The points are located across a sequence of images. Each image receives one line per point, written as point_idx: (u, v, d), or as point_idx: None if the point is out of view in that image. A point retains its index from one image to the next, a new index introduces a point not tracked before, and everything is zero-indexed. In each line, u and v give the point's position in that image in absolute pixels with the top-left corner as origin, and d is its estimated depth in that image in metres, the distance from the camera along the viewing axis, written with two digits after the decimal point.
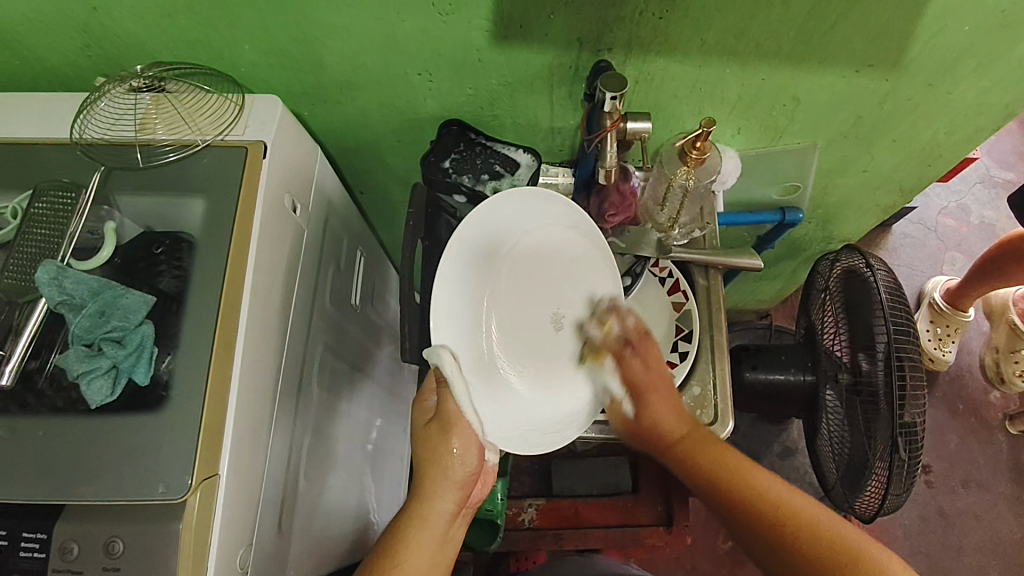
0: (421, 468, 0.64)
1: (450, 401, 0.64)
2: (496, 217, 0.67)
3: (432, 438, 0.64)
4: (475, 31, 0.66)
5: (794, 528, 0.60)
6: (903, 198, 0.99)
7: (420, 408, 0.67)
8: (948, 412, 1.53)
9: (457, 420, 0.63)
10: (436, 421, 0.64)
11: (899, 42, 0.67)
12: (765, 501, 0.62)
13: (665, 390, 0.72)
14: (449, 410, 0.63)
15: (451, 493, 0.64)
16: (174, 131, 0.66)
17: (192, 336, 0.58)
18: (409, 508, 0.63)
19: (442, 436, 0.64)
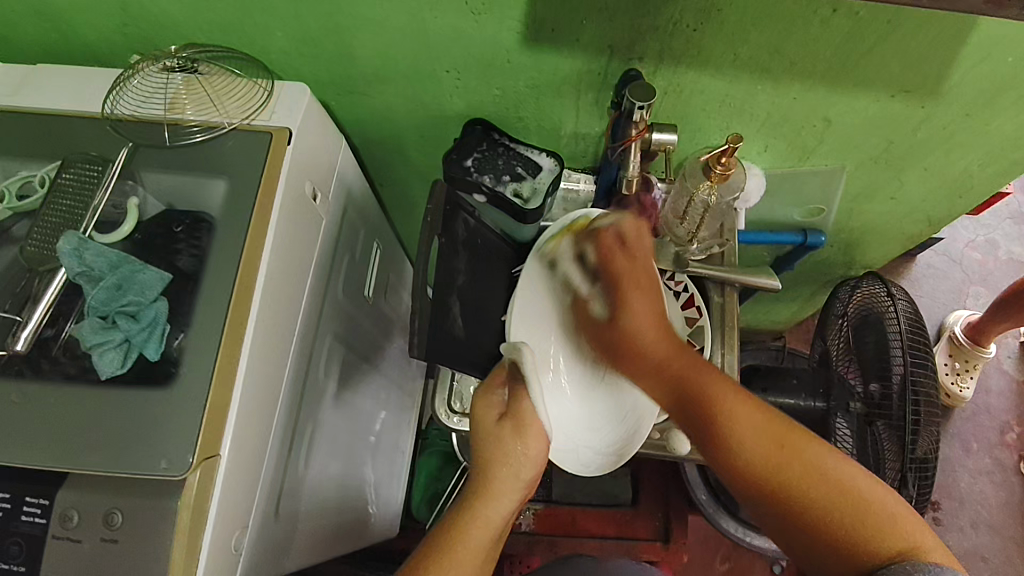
0: (486, 467, 0.62)
1: (523, 399, 0.62)
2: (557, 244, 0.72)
3: (505, 436, 0.61)
4: (506, 32, 0.65)
5: (810, 485, 0.55)
6: (930, 228, 0.97)
7: (484, 403, 0.64)
8: (962, 449, 1.50)
9: (530, 423, 0.62)
10: (512, 419, 0.62)
11: (936, 70, 0.65)
12: (776, 450, 0.56)
13: (653, 322, 0.65)
14: (525, 408, 0.62)
15: (511, 492, 0.62)
16: (202, 113, 0.66)
17: (205, 315, 0.58)
18: (468, 509, 0.61)
19: (511, 437, 0.61)
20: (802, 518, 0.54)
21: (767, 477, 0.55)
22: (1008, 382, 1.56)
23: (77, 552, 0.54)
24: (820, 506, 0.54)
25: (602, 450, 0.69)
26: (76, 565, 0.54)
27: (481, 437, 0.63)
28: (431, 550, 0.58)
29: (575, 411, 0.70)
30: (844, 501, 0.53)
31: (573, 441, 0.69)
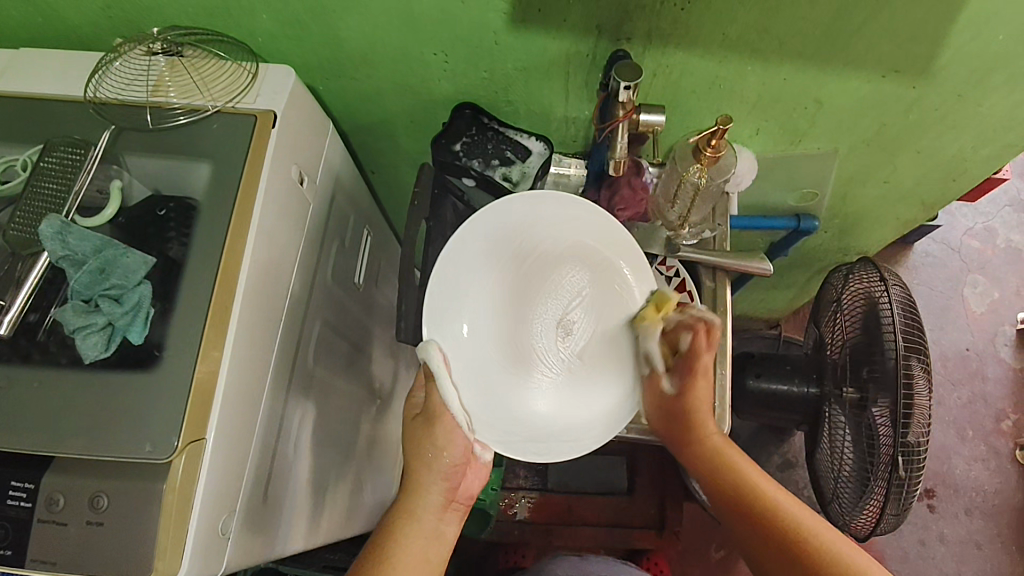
0: (409, 466, 0.66)
1: (434, 395, 0.65)
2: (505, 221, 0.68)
3: (417, 431, 0.65)
4: (493, 12, 0.65)
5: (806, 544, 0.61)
6: (924, 213, 0.96)
7: (409, 403, 0.69)
8: (958, 437, 1.50)
9: (440, 413, 0.64)
10: (422, 415, 0.66)
11: (928, 50, 0.65)
12: (745, 505, 0.66)
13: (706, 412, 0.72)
14: (435, 403, 0.64)
15: (435, 487, 0.65)
16: (187, 97, 0.66)
17: (189, 300, 0.58)
18: (397, 506, 0.65)
19: (427, 428, 0.65)
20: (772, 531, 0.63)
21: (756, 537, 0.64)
22: (1005, 371, 1.56)
23: (63, 536, 0.54)
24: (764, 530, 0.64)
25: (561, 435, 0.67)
26: (63, 547, 0.54)
27: (405, 436, 0.67)
28: (371, 557, 0.62)
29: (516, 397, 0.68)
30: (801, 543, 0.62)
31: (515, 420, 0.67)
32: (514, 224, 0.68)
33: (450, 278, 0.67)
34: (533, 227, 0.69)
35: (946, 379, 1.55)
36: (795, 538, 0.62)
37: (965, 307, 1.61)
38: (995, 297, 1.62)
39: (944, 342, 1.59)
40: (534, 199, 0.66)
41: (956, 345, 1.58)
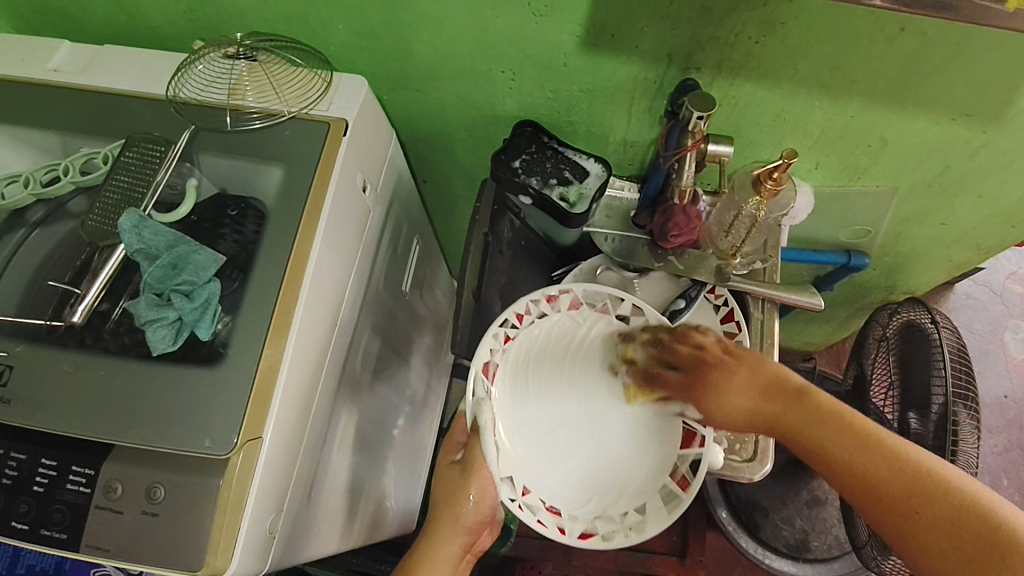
0: (437, 511, 0.64)
1: (477, 450, 0.63)
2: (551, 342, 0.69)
3: (454, 480, 0.64)
4: (566, 34, 0.66)
5: (934, 513, 0.48)
6: (978, 257, 0.94)
7: (449, 447, 0.68)
8: (992, 486, 1.47)
9: (479, 467, 0.62)
10: (460, 463, 0.64)
11: (1000, 96, 0.64)
12: (856, 433, 0.53)
13: (754, 375, 0.60)
14: (476, 455, 0.63)
15: (457, 538, 0.63)
16: (263, 100, 0.67)
17: (254, 301, 0.59)
18: (419, 549, 0.63)
19: (461, 481, 0.63)
20: (853, 476, 0.52)
21: (896, 503, 0.50)
22: None
23: (118, 524, 0.55)
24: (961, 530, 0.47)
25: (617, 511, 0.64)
26: (117, 535, 0.55)
27: (438, 481, 0.66)
28: None
29: (563, 487, 0.64)
30: (905, 471, 0.50)
31: (574, 504, 0.64)
32: (559, 333, 0.70)
33: (522, 374, 0.67)
34: (613, 491, 0.64)
35: (983, 426, 1.52)
36: (913, 473, 0.50)
37: (1005, 353, 1.58)
38: None
39: (982, 388, 1.55)
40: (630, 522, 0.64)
41: (994, 392, 1.55)
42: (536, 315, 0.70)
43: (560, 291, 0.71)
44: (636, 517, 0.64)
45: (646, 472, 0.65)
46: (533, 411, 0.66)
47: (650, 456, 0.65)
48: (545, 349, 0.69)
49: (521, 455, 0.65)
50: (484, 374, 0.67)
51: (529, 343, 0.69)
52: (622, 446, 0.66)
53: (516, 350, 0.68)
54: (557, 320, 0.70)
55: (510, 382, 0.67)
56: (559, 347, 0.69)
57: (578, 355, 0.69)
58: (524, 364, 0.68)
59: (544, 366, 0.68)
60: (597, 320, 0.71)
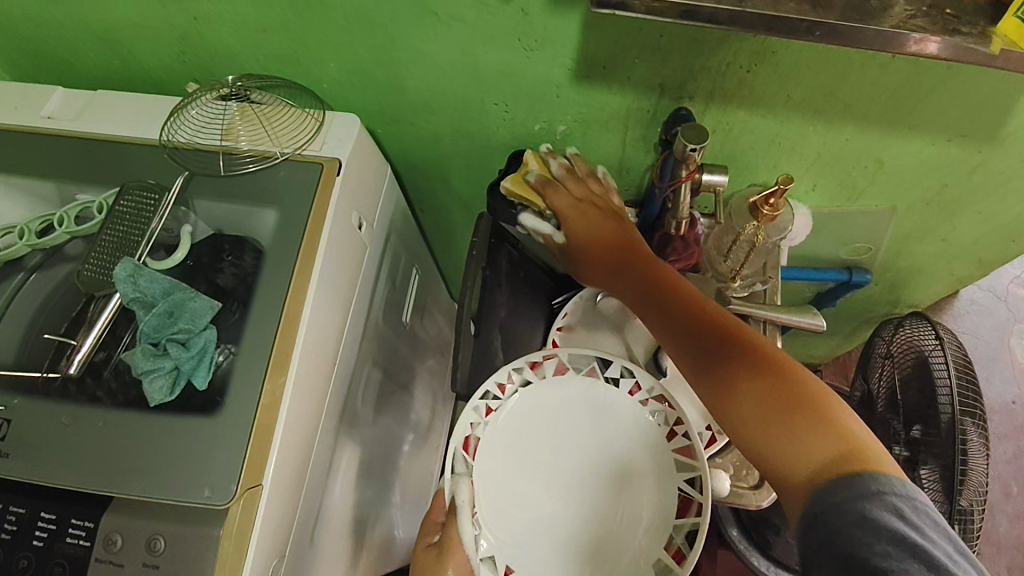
0: None
1: (453, 532, 0.60)
2: (536, 411, 0.64)
3: (430, 562, 0.61)
4: (558, 68, 0.66)
5: (808, 437, 0.49)
6: (980, 271, 0.93)
7: (430, 519, 0.64)
8: (1004, 494, 1.45)
9: (455, 550, 0.60)
10: (436, 546, 0.61)
11: (996, 116, 0.63)
12: (795, 396, 0.51)
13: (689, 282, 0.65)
14: (453, 540, 0.60)
15: None
16: (256, 143, 0.67)
17: (251, 347, 0.59)
18: None
19: (436, 563, 0.61)
20: (759, 408, 0.51)
21: (779, 417, 0.50)
22: None
23: None
24: (827, 451, 0.48)
25: None
26: None
27: (416, 560, 0.63)
28: None
29: (549, 569, 0.59)
30: (809, 410, 0.50)
31: None
32: (541, 402, 0.64)
33: (504, 448, 0.63)
34: (602, 572, 0.59)
35: (991, 433, 1.50)
36: (806, 404, 0.51)
37: (1011, 359, 1.57)
38: None
39: (989, 395, 1.54)
40: None
41: (1002, 399, 1.53)
42: (518, 385, 0.66)
43: (543, 356, 0.66)
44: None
45: (638, 549, 0.59)
46: (516, 487, 0.61)
47: (645, 533, 0.59)
48: (528, 419, 0.64)
49: (500, 534, 0.59)
50: (466, 450, 0.63)
51: (509, 414, 0.64)
52: (607, 520, 0.60)
53: (498, 424, 0.63)
54: (539, 391, 0.65)
55: (492, 455, 0.62)
56: (545, 416, 0.64)
57: (564, 425, 0.64)
58: (507, 434, 0.63)
59: (527, 436, 0.63)
60: (582, 387, 0.65)
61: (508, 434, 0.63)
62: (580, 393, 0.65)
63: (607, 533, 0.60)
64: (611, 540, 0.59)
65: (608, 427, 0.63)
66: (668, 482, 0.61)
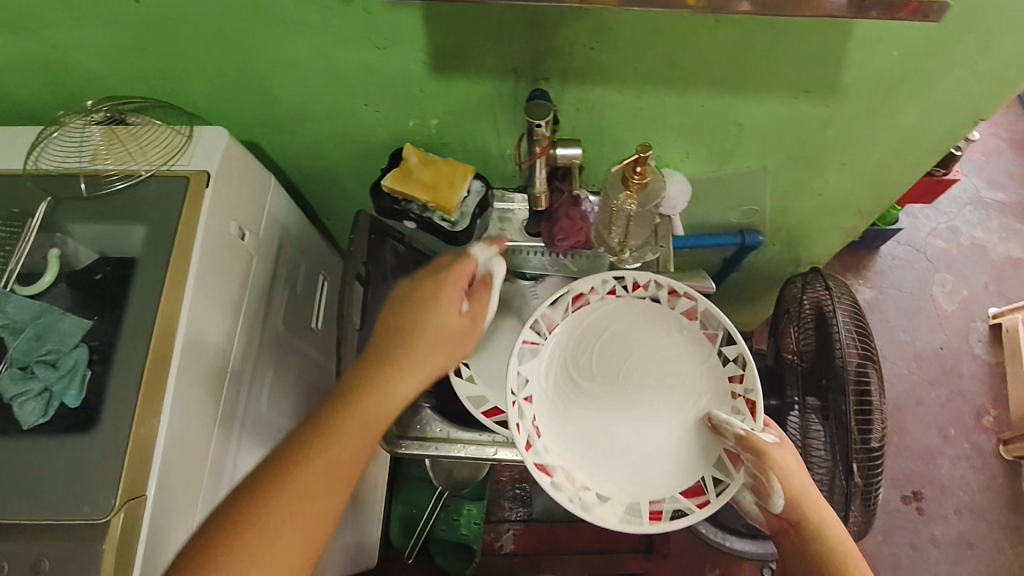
0: (415, 303, 0.63)
1: (480, 299, 0.66)
2: (647, 334, 0.71)
3: (443, 286, 0.64)
4: (413, 63, 0.68)
5: None
6: (866, 221, 0.97)
7: (477, 303, 0.66)
8: (940, 437, 1.49)
9: (477, 307, 0.65)
10: (466, 323, 0.64)
11: (830, 71, 0.66)
12: None
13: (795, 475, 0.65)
14: (477, 305, 0.65)
15: (413, 373, 0.60)
16: (122, 163, 0.68)
17: (126, 363, 0.59)
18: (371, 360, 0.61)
19: (440, 291, 0.63)
20: None
21: None
22: (981, 367, 1.56)
23: None
24: None
25: (591, 488, 0.65)
26: None
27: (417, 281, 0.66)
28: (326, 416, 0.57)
29: (552, 444, 0.67)
30: None
31: (557, 461, 0.66)
32: (684, 345, 0.70)
33: (610, 326, 0.72)
34: (601, 470, 0.65)
35: (923, 379, 1.55)
36: None
37: (935, 307, 1.62)
38: (964, 295, 1.63)
39: (918, 343, 1.59)
40: (586, 503, 0.63)
41: (931, 345, 1.59)
42: (649, 295, 0.73)
43: (683, 292, 0.71)
44: (593, 499, 0.64)
45: (644, 460, 0.65)
46: (557, 351, 0.71)
47: (653, 453, 0.66)
48: (648, 333, 0.71)
49: (542, 380, 0.70)
50: (574, 300, 0.73)
51: (635, 317, 0.72)
52: (625, 438, 0.66)
53: (596, 306, 0.73)
54: (665, 311, 0.72)
55: (588, 324, 0.72)
56: (658, 343, 0.71)
57: (676, 360, 0.70)
58: (605, 320, 0.72)
59: (653, 338, 0.71)
60: (693, 339, 0.71)
61: (634, 328, 0.71)
62: (687, 334, 0.71)
63: (620, 445, 0.66)
64: (626, 449, 0.66)
65: (705, 371, 0.69)
66: (689, 448, 0.66)
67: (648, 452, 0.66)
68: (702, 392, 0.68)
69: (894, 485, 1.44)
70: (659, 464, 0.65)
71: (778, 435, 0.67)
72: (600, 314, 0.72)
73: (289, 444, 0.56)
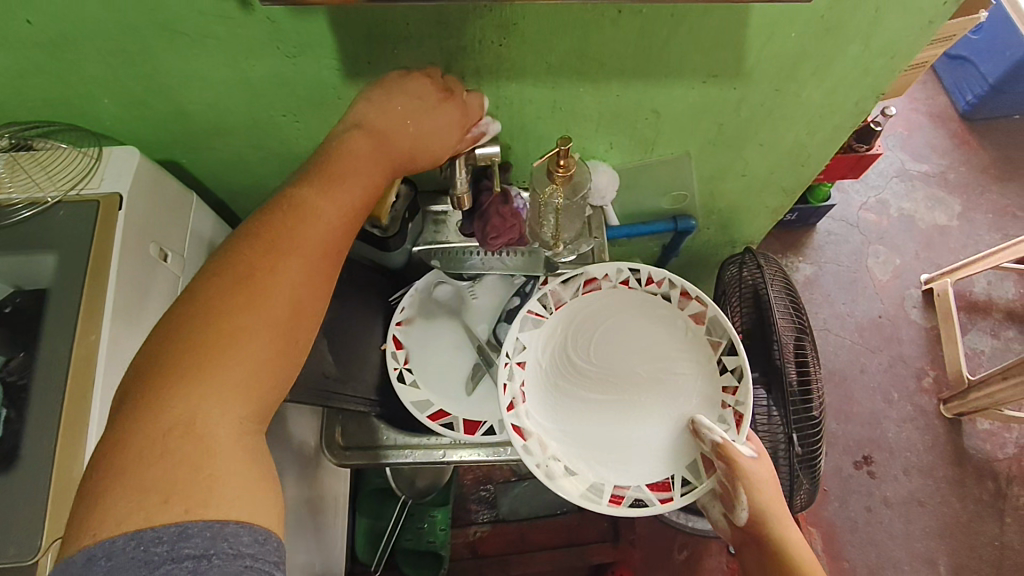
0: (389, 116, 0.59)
1: (467, 107, 0.63)
2: (663, 333, 0.76)
3: (429, 106, 0.60)
4: (326, 70, 0.67)
5: None
6: (790, 199, 1.00)
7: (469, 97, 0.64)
8: (885, 401, 1.55)
9: (469, 109, 0.64)
10: (443, 105, 0.61)
11: (733, 54, 0.68)
12: None
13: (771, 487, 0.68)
14: (464, 106, 0.63)
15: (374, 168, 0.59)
16: (26, 191, 0.65)
17: (44, 397, 0.57)
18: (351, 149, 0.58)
19: (427, 108, 0.60)
20: None
21: None
22: (917, 331, 1.62)
23: None
24: None
25: (562, 456, 0.71)
26: None
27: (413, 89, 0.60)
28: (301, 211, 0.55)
29: (539, 413, 0.73)
30: None
31: (540, 425, 0.73)
32: (693, 340, 0.75)
33: (621, 317, 0.77)
34: (575, 445, 0.71)
35: (865, 347, 1.61)
36: None
37: (871, 277, 1.69)
38: (897, 264, 1.70)
39: (858, 313, 1.65)
40: (552, 471, 0.69)
41: (870, 314, 1.65)
42: (660, 295, 0.77)
43: (693, 295, 0.76)
44: (559, 469, 0.70)
45: (615, 443, 0.71)
46: (560, 333, 0.77)
47: (627, 437, 0.71)
48: (670, 334, 0.76)
49: (541, 349, 0.76)
50: (586, 285, 0.79)
51: (669, 322, 0.76)
52: (608, 417, 0.73)
53: (620, 298, 0.78)
54: (671, 313, 0.77)
55: (597, 309, 0.78)
56: (667, 341, 0.76)
57: (675, 361, 0.74)
58: (618, 314, 0.78)
59: (670, 338, 0.76)
60: (696, 348, 0.74)
61: (653, 325, 0.77)
62: (694, 339, 0.75)
63: (599, 426, 0.72)
64: (603, 429, 0.72)
65: (695, 373, 0.73)
66: (665, 444, 0.70)
67: (621, 436, 0.71)
68: (691, 393, 0.72)
69: (846, 451, 1.49)
70: (627, 447, 0.71)
71: (757, 450, 0.70)
72: (636, 310, 0.78)
73: (213, 284, 0.51)
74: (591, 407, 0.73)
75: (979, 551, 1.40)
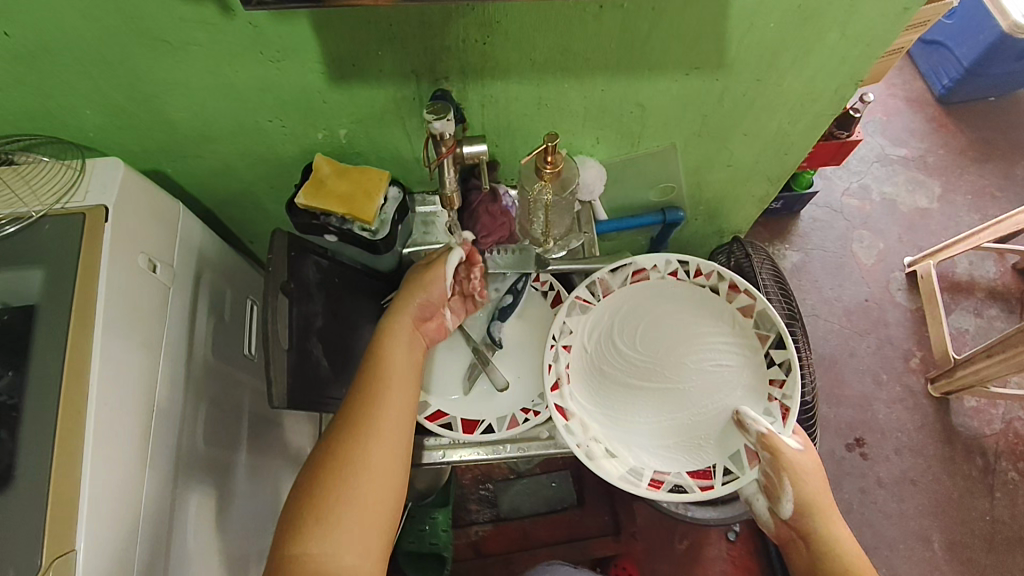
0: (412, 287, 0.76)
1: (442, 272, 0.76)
2: (710, 323, 0.76)
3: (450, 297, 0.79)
4: (311, 74, 0.67)
5: None
6: (775, 187, 1.01)
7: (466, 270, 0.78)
8: (876, 383, 1.57)
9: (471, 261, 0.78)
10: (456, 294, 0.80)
11: (715, 46, 0.69)
12: None
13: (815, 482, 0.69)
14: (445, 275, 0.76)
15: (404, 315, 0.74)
16: (10, 208, 0.64)
17: (38, 413, 0.57)
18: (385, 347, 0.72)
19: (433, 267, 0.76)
20: None
21: None
22: (904, 313, 1.64)
23: None
24: None
25: (602, 438, 0.73)
26: None
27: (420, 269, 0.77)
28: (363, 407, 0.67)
29: (582, 396, 0.75)
30: None
31: (581, 406, 0.75)
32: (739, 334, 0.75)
33: (669, 303, 0.78)
34: (617, 427, 0.74)
35: (853, 331, 1.63)
36: None
37: (857, 262, 1.71)
38: (881, 248, 1.72)
39: (846, 298, 1.67)
40: (591, 453, 0.71)
41: (857, 298, 1.67)
42: (708, 285, 0.78)
43: (743, 290, 0.76)
44: (600, 451, 0.72)
45: (656, 427, 0.73)
46: (605, 318, 0.78)
47: (665, 422, 0.73)
48: (718, 324, 0.76)
49: (587, 335, 0.78)
50: (635, 274, 0.80)
51: (716, 312, 0.77)
52: (652, 403, 0.74)
53: (667, 287, 0.79)
54: (720, 303, 0.77)
55: (645, 296, 0.79)
56: (712, 334, 0.76)
57: (721, 351, 0.75)
58: (664, 301, 0.78)
59: (717, 329, 0.76)
60: (744, 340, 0.75)
61: (702, 313, 0.77)
62: (743, 332, 0.75)
63: (640, 411, 0.74)
64: (642, 415, 0.74)
65: (740, 363, 0.74)
66: (706, 434, 0.72)
67: (661, 421, 0.73)
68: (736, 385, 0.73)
69: (838, 435, 1.51)
70: (668, 434, 0.73)
71: (805, 443, 0.70)
72: (683, 298, 0.78)
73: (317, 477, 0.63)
74: (634, 392, 0.75)
75: (971, 527, 1.42)
